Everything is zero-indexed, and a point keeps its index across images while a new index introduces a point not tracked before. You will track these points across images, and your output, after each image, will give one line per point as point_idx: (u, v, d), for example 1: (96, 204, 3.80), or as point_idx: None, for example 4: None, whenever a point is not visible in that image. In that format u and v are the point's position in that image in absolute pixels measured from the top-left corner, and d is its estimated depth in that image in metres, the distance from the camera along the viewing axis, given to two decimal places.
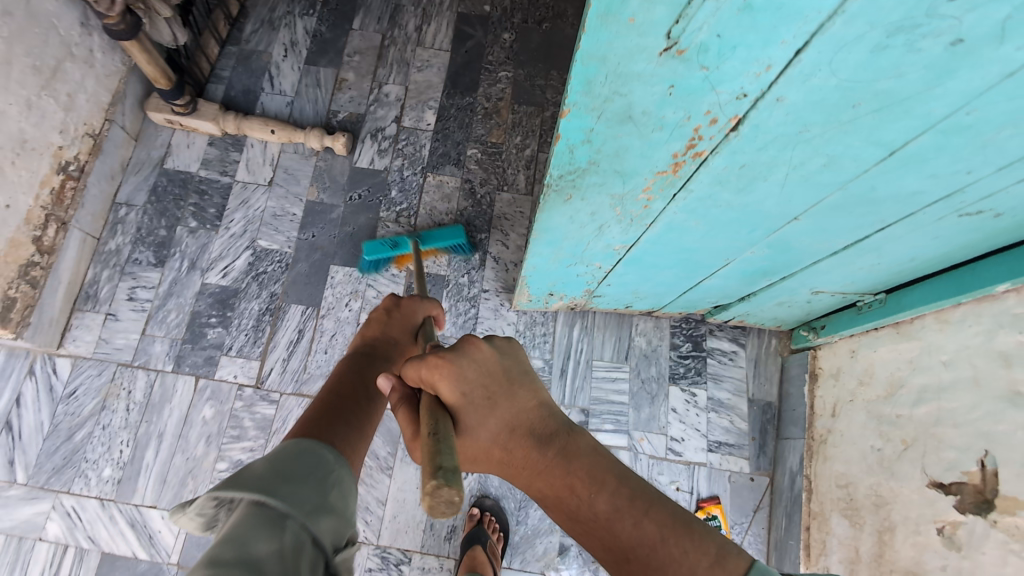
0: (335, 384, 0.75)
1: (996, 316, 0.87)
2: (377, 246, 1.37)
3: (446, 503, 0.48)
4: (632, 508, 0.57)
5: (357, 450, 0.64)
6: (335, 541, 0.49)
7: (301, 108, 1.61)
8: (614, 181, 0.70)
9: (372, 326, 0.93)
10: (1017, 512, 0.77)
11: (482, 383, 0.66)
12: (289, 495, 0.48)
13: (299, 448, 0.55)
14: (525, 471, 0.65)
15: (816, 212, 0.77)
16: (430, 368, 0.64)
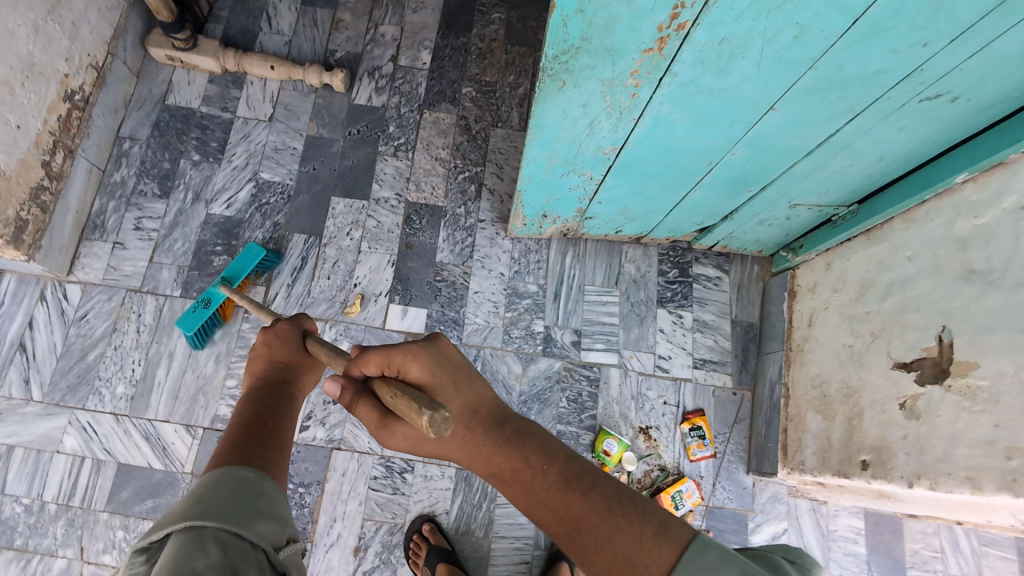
0: (241, 420, 0.79)
1: (956, 205, 0.94)
2: (190, 314, 1.28)
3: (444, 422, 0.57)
4: (580, 479, 0.60)
5: (280, 468, 0.73)
6: (275, 542, 0.62)
7: (299, 47, 1.65)
8: (605, 63, 0.78)
9: (257, 363, 0.94)
10: (968, 373, 0.84)
11: (442, 364, 0.68)
12: (216, 516, 0.59)
13: (218, 478, 0.65)
14: (482, 454, 0.65)
15: (789, 99, 0.84)
16: (395, 355, 0.68)
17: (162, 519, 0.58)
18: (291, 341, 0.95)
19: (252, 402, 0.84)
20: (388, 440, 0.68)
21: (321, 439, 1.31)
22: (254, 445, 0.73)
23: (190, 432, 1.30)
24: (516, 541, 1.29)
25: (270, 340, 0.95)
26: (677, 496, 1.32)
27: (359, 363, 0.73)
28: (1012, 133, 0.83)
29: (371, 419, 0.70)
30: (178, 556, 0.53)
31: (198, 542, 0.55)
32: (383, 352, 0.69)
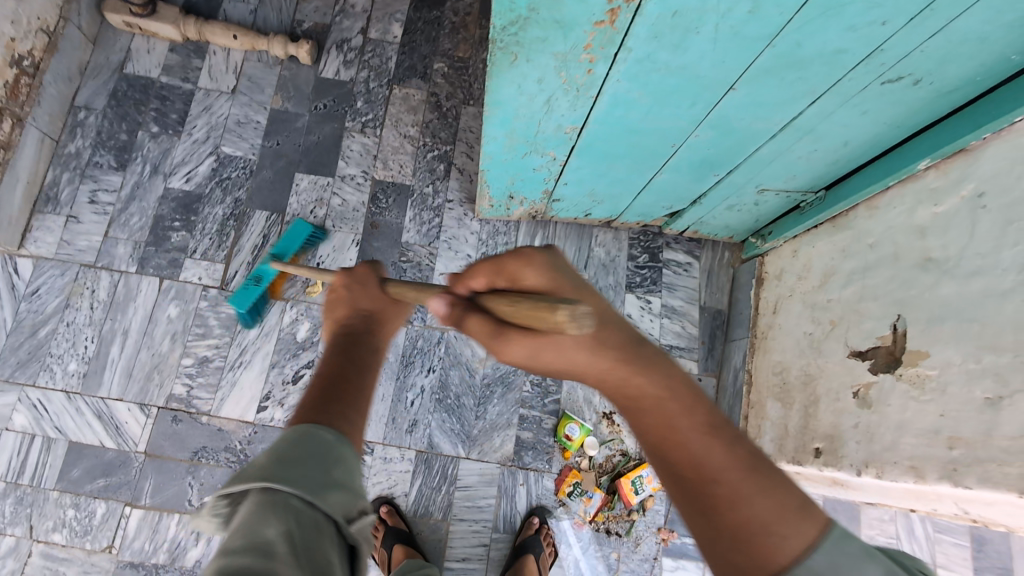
0: (324, 367, 0.70)
1: (917, 193, 0.92)
2: (244, 291, 1.28)
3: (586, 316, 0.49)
4: (727, 438, 0.47)
5: (358, 426, 0.63)
6: (355, 520, 0.53)
7: (265, 16, 1.59)
8: (556, 36, 0.75)
9: (337, 309, 0.83)
10: (919, 362, 0.84)
11: (564, 275, 0.60)
12: (294, 479, 0.51)
13: (302, 430, 0.57)
14: (614, 374, 0.53)
15: (749, 78, 0.81)
16: (516, 263, 0.61)
17: (245, 469, 0.53)
18: (369, 286, 0.84)
19: (332, 349, 0.74)
20: (504, 350, 0.58)
21: (279, 420, 1.29)
22: (338, 399, 0.64)
23: (144, 412, 1.28)
24: (474, 523, 1.29)
25: (351, 283, 0.85)
26: (637, 481, 1.30)
27: (468, 277, 0.66)
28: (974, 118, 0.81)
29: (484, 333, 0.60)
30: (249, 522, 0.48)
31: (271, 509, 0.49)
32: (511, 258, 0.61)
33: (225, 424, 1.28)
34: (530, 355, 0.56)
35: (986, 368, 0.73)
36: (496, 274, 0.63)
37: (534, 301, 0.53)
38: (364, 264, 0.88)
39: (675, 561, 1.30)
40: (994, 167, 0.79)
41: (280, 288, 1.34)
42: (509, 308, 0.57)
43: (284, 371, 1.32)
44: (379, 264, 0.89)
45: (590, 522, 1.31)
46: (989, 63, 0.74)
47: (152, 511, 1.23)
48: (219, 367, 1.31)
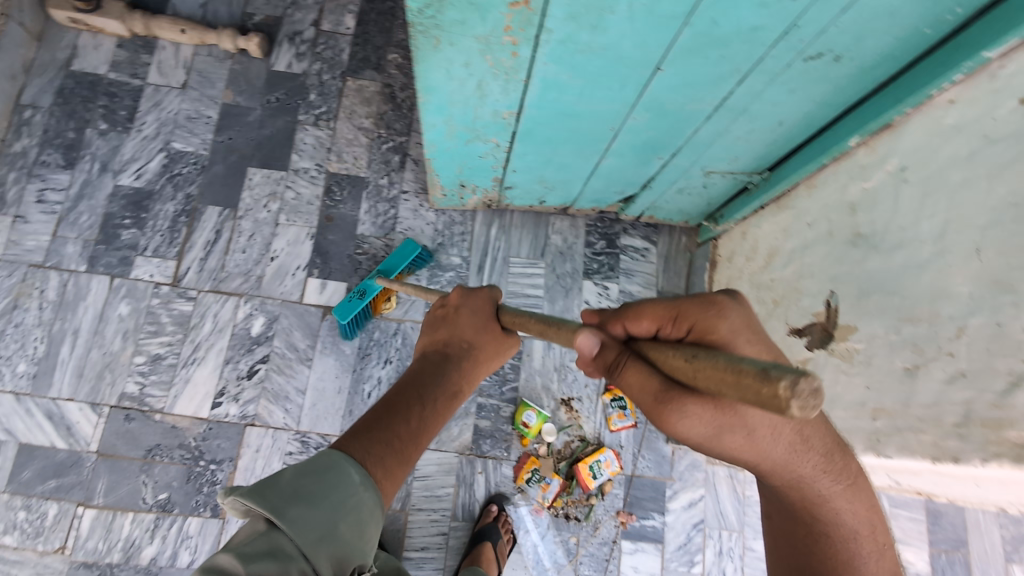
0: (386, 401, 0.68)
1: (849, 170, 0.93)
2: (348, 304, 1.28)
3: (812, 396, 0.36)
4: (871, 539, 0.63)
5: (391, 475, 0.63)
6: (336, 572, 0.56)
7: (214, 10, 1.57)
8: (474, 18, 0.75)
9: (442, 328, 0.80)
10: (847, 337, 0.85)
11: (758, 335, 0.56)
12: (297, 522, 0.55)
13: (329, 460, 0.59)
14: (807, 487, 0.60)
15: (674, 58, 0.82)
16: (706, 316, 0.55)
17: (269, 481, 0.57)
18: (478, 316, 0.80)
19: (410, 380, 0.72)
20: (674, 418, 0.53)
21: (234, 416, 1.29)
22: (380, 446, 0.63)
23: (96, 411, 1.26)
24: (433, 513, 1.30)
25: (464, 308, 0.81)
26: (596, 465, 1.31)
27: (631, 319, 0.60)
28: (895, 94, 0.81)
29: (646, 388, 0.54)
30: (243, 548, 0.52)
31: (263, 549, 0.52)
32: (700, 306, 0.56)
33: (179, 421, 1.27)
34: (710, 427, 0.53)
35: (906, 339, 0.74)
36: (670, 318, 0.57)
37: (721, 361, 0.45)
38: (483, 289, 0.83)
39: (634, 543, 1.32)
40: (914, 142, 0.80)
41: (380, 304, 1.34)
42: (683, 365, 0.50)
43: (238, 367, 1.32)
44: (499, 294, 0.84)
45: (549, 507, 1.32)
46: (904, 37, 0.74)
47: (105, 510, 1.22)
48: (172, 364, 1.31)
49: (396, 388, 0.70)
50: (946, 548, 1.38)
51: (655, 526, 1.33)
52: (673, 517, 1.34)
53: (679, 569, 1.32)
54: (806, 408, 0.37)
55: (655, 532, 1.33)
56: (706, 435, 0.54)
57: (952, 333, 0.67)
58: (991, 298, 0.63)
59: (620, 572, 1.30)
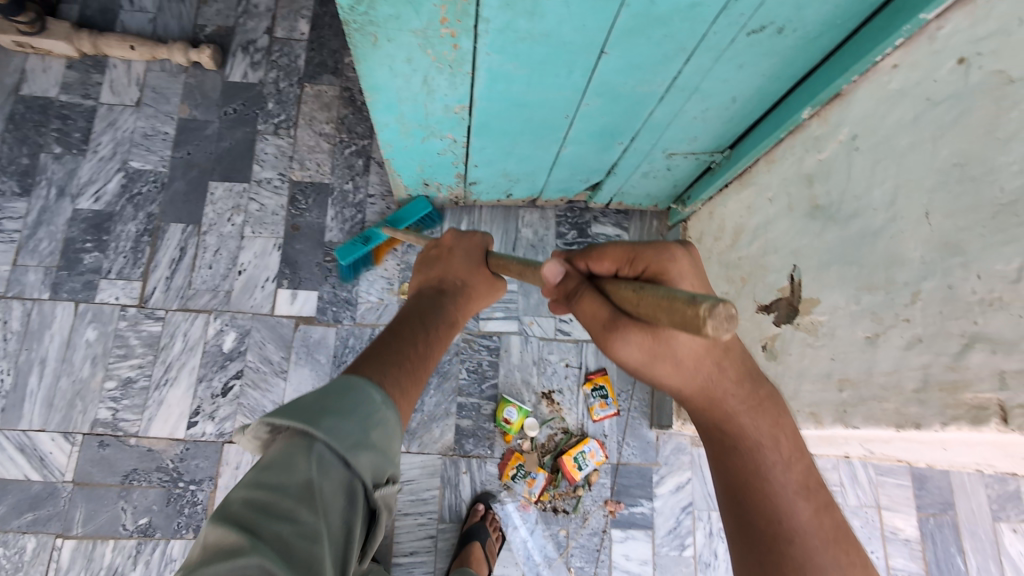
0: (397, 326, 0.72)
1: (805, 143, 0.92)
2: (350, 246, 1.34)
3: (727, 320, 0.40)
4: (810, 495, 0.57)
5: (405, 395, 0.62)
6: (375, 478, 0.53)
7: (164, 24, 1.54)
8: (407, 12, 0.74)
9: (437, 267, 0.89)
10: (811, 310, 0.84)
11: (700, 284, 0.61)
12: (331, 432, 0.52)
13: (347, 383, 0.57)
14: (719, 406, 0.59)
15: (616, 41, 0.80)
16: (658, 258, 0.60)
17: (293, 403, 0.54)
18: (470, 256, 0.90)
19: (416, 304, 0.79)
20: (615, 341, 0.57)
21: (211, 434, 1.27)
22: (392, 368, 0.63)
23: (68, 440, 1.24)
24: (420, 517, 1.29)
25: (457, 249, 0.91)
26: (580, 456, 1.31)
27: (594, 258, 0.65)
28: (841, 63, 0.80)
29: (598, 316, 0.59)
30: (280, 461, 0.49)
31: (300, 459, 0.49)
32: (654, 249, 0.60)
33: (155, 444, 1.26)
34: (646, 354, 0.57)
35: (865, 308, 0.73)
36: (628, 261, 0.62)
37: (660, 290, 0.49)
38: (473, 234, 0.93)
39: (624, 532, 1.31)
40: (863, 110, 0.79)
41: (382, 254, 1.39)
42: (630, 295, 0.54)
43: (212, 384, 1.30)
44: (490, 241, 0.93)
45: (536, 502, 1.31)
46: (845, 5, 0.73)
47: (85, 539, 1.20)
48: (145, 387, 1.29)
49: (403, 313, 0.77)
50: (934, 512, 1.39)
51: (644, 513, 1.33)
52: (661, 502, 1.33)
53: (670, 554, 1.31)
54: (719, 330, 0.41)
55: (644, 519, 1.32)
56: (639, 361, 0.57)
57: (908, 298, 0.66)
58: (942, 262, 0.62)
59: (612, 562, 1.30)
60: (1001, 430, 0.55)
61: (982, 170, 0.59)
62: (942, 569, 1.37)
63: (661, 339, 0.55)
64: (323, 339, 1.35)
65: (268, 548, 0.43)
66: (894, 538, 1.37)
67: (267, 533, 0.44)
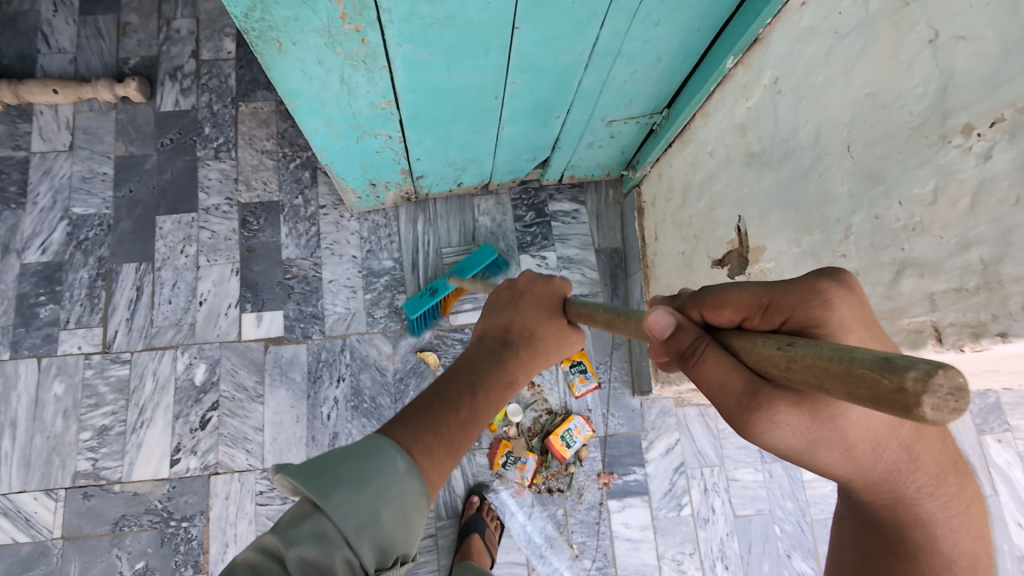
0: (440, 387, 0.63)
1: (733, 92, 0.91)
2: (418, 300, 1.32)
3: (951, 397, 0.26)
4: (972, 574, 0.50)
5: (439, 465, 0.55)
6: (379, 562, 0.50)
7: (86, 62, 1.50)
8: (305, 12, 0.72)
9: (504, 312, 0.75)
10: (759, 258, 0.85)
11: (871, 333, 0.42)
12: (341, 506, 0.49)
13: (375, 446, 0.53)
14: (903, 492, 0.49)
15: (526, 15, 0.79)
16: (807, 304, 0.42)
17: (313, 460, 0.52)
18: (546, 303, 0.76)
19: (465, 367, 0.67)
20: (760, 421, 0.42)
21: (195, 468, 1.27)
22: (427, 432, 0.56)
23: (52, 496, 1.23)
24: None
25: (529, 294, 0.77)
26: (567, 434, 1.32)
27: (711, 304, 0.47)
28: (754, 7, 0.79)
29: (729, 384, 0.43)
30: (288, 528, 0.48)
31: (305, 532, 0.48)
32: (796, 293, 0.42)
33: (140, 487, 1.25)
34: (805, 440, 0.42)
35: (806, 249, 0.73)
36: (758, 308, 0.45)
37: (830, 350, 0.34)
38: (558, 280, 0.79)
39: (621, 501, 1.33)
40: (780, 51, 0.78)
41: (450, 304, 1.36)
42: (774, 356, 0.39)
43: (189, 419, 1.29)
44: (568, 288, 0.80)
45: (530, 485, 1.32)
46: None
47: None
48: (121, 432, 1.28)
49: (448, 375, 0.65)
50: None
51: (638, 479, 1.34)
52: (653, 467, 1.35)
53: (669, 515, 1.33)
54: (940, 413, 0.27)
55: (639, 485, 1.34)
56: (797, 448, 0.43)
57: (842, 234, 0.66)
58: (867, 193, 0.62)
59: (613, 532, 1.31)
60: (938, 350, 0.55)
61: (892, 96, 0.59)
62: None
63: (821, 415, 0.41)
64: (295, 357, 1.34)
65: None
66: None
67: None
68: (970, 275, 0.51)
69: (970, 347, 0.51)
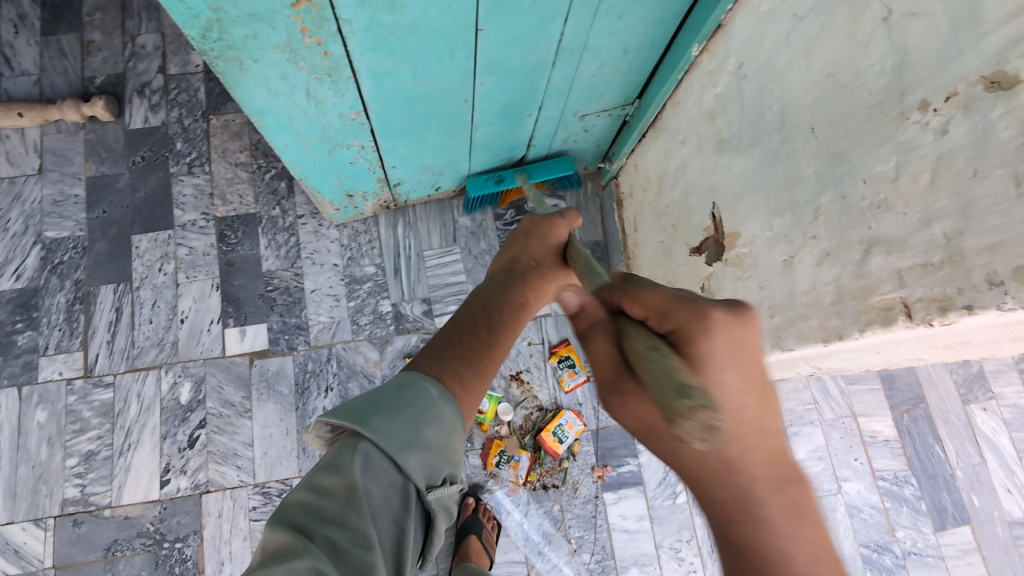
0: (460, 323, 0.69)
1: (700, 80, 0.91)
2: (481, 181, 1.34)
3: (705, 428, 0.38)
4: None
5: (470, 388, 0.62)
6: (427, 479, 0.53)
7: (51, 83, 1.47)
8: (264, 29, 0.71)
9: (513, 248, 0.80)
10: (735, 244, 0.85)
11: (746, 366, 0.49)
12: (384, 432, 0.52)
13: (406, 380, 0.57)
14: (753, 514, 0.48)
15: (487, 16, 0.79)
16: (693, 323, 0.48)
17: (346, 403, 0.55)
18: (552, 244, 0.79)
19: (480, 303, 0.73)
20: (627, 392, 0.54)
21: (186, 488, 1.25)
22: (455, 362, 0.62)
23: (41, 526, 1.22)
24: None
25: (535, 231, 0.79)
26: (559, 430, 1.32)
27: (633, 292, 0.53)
28: None
29: (609, 361, 0.55)
30: (336, 461, 0.50)
31: (353, 459, 0.50)
32: (688, 312, 0.48)
33: (131, 510, 1.23)
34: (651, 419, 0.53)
35: (778, 233, 0.74)
36: (659, 312, 0.51)
37: (665, 366, 0.44)
38: (570, 212, 0.80)
39: (616, 493, 1.33)
40: (742, 37, 0.78)
41: (508, 195, 1.39)
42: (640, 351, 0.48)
43: (178, 439, 1.28)
44: (572, 222, 0.80)
45: (525, 483, 1.32)
46: None
47: None
48: (108, 456, 1.26)
49: (465, 310, 0.72)
50: (907, 408, 1.43)
51: (632, 470, 1.34)
52: (646, 457, 1.35)
53: (665, 504, 1.33)
54: (693, 435, 0.38)
55: (633, 476, 1.34)
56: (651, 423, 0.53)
57: (811, 215, 0.67)
58: (832, 174, 0.63)
59: (610, 524, 1.31)
60: (908, 326, 0.55)
61: (851, 76, 0.60)
62: (925, 462, 1.40)
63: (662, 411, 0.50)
64: (281, 370, 1.33)
65: (320, 549, 0.45)
66: (874, 442, 1.40)
67: (317, 537, 0.46)
68: (934, 251, 0.51)
69: (939, 322, 0.51)
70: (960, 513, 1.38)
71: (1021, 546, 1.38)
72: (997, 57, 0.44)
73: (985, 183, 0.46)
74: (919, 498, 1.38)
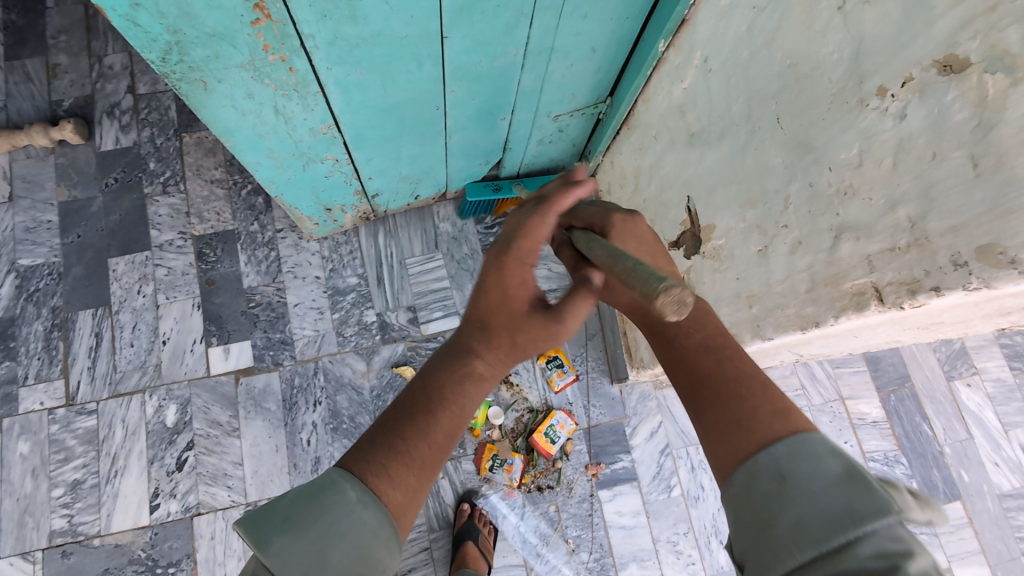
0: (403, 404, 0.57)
1: (669, 75, 0.92)
2: (479, 188, 1.36)
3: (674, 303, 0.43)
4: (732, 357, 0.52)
5: (405, 484, 0.51)
6: None
7: (18, 108, 1.45)
8: (224, 48, 0.71)
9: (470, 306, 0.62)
10: (711, 237, 0.85)
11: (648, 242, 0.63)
12: (287, 553, 0.45)
13: (325, 481, 0.49)
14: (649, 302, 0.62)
15: (451, 23, 0.78)
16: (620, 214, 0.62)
17: (260, 509, 0.48)
18: (515, 293, 0.60)
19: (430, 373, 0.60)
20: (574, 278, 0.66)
21: (177, 512, 1.24)
22: (388, 456, 0.52)
23: (29, 559, 1.20)
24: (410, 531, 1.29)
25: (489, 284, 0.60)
26: (551, 430, 1.31)
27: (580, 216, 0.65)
28: None
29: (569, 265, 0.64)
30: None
31: None
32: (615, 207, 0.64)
33: (121, 537, 1.22)
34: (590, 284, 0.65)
35: (752, 224, 0.74)
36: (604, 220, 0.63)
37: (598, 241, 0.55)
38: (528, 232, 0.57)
39: (611, 490, 1.33)
40: (706, 31, 0.78)
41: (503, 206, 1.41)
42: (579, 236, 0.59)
43: (166, 462, 1.27)
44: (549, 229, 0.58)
45: (520, 486, 1.32)
46: None
47: None
48: (95, 484, 1.24)
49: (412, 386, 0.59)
50: (893, 389, 1.44)
51: (625, 467, 1.35)
52: (639, 452, 1.35)
53: (659, 499, 1.33)
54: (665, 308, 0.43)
55: (627, 472, 1.34)
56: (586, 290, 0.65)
57: (782, 205, 0.67)
58: (799, 163, 0.63)
59: (607, 522, 1.31)
60: (880, 310, 0.55)
61: (811, 65, 0.60)
62: (913, 440, 1.42)
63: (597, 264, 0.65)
64: (267, 387, 1.32)
65: None
66: (863, 423, 1.41)
67: None
68: (900, 235, 0.51)
69: (909, 304, 0.52)
70: (950, 489, 1.40)
71: (1012, 518, 1.40)
72: (948, 41, 0.45)
73: (945, 165, 0.47)
74: (910, 477, 1.40)
